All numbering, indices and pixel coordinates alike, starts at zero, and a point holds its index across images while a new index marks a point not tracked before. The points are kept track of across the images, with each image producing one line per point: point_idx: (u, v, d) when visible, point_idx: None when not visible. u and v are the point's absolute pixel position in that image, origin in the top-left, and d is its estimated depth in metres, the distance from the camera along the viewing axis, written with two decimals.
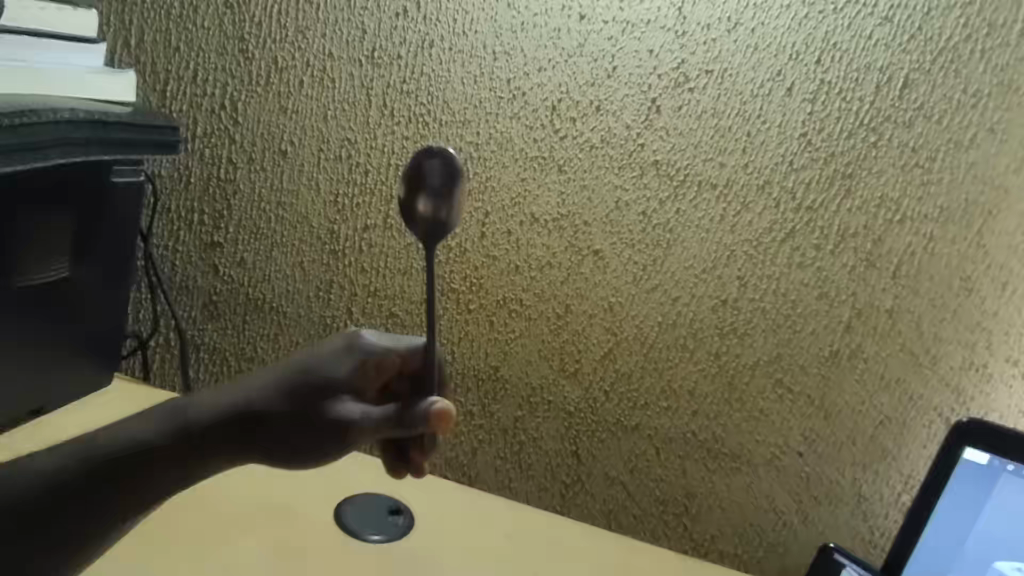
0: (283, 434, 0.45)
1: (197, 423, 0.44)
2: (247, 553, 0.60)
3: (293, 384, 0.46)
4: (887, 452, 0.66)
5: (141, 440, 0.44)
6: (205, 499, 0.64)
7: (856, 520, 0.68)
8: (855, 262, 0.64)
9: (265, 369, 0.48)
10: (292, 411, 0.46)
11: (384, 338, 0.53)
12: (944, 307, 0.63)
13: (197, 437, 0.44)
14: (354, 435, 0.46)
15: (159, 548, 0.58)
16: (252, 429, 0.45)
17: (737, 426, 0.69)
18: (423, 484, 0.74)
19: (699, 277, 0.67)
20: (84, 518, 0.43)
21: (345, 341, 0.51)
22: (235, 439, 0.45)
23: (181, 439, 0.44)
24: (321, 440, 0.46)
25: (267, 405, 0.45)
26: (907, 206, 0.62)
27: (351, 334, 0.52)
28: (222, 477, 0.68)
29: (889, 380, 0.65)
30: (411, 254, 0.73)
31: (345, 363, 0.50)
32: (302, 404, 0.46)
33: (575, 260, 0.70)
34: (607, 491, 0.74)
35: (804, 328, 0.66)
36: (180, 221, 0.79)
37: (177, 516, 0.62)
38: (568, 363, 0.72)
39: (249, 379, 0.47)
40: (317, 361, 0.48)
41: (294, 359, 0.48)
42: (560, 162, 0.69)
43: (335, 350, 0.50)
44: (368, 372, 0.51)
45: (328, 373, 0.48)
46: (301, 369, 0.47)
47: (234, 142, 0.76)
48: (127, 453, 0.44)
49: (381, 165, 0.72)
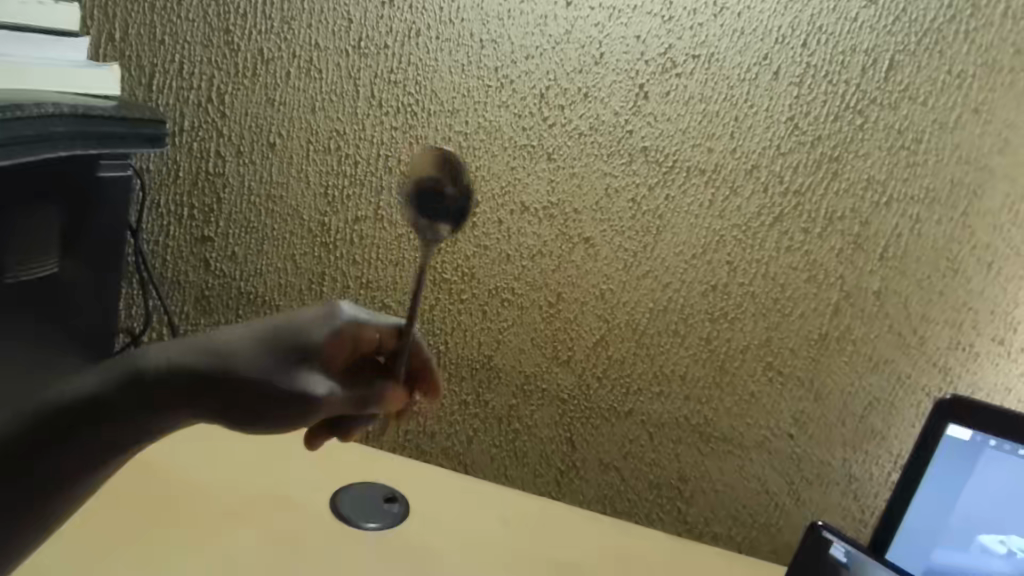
0: (248, 395, 0.43)
1: (158, 377, 0.40)
2: (220, 511, 0.63)
3: (277, 347, 0.45)
4: (876, 432, 0.68)
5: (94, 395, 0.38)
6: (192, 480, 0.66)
7: (847, 500, 0.70)
8: (843, 245, 0.64)
9: (237, 327, 0.46)
10: (275, 373, 0.44)
11: (363, 312, 0.53)
12: (931, 289, 0.64)
13: (157, 388, 0.40)
14: (320, 411, 0.47)
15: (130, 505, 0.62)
16: (215, 382, 0.42)
17: (729, 409, 0.70)
18: (421, 472, 0.75)
19: (689, 263, 0.68)
20: (32, 498, 0.37)
21: (326, 310, 0.50)
22: (194, 391, 0.41)
23: (145, 398, 0.39)
24: (297, 406, 0.45)
25: (238, 360, 0.43)
26: (893, 187, 0.63)
27: (333, 304, 0.51)
28: (183, 433, 0.72)
29: (877, 361, 0.66)
30: (402, 246, 0.73)
31: (328, 330, 0.49)
32: (277, 367, 0.45)
33: (566, 248, 0.70)
34: (602, 477, 0.75)
35: (793, 311, 0.67)
36: (170, 216, 0.78)
37: (147, 479, 0.65)
38: (561, 351, 0.73)
39: (219, 333, 0.45)
40: (300, 326, 0.48)
41: (270, 323, 0.47)
42: (550, 151, 0.69)
43: (311, 320, 0.49)
44: (344, 343, 0.50)
45: (312, 339, 0.47)
46: (286, 332, 0.47)
47: (222, 135, 0.75)
48: (89, 412, 0.38)
49: (371, 156, 0.72)
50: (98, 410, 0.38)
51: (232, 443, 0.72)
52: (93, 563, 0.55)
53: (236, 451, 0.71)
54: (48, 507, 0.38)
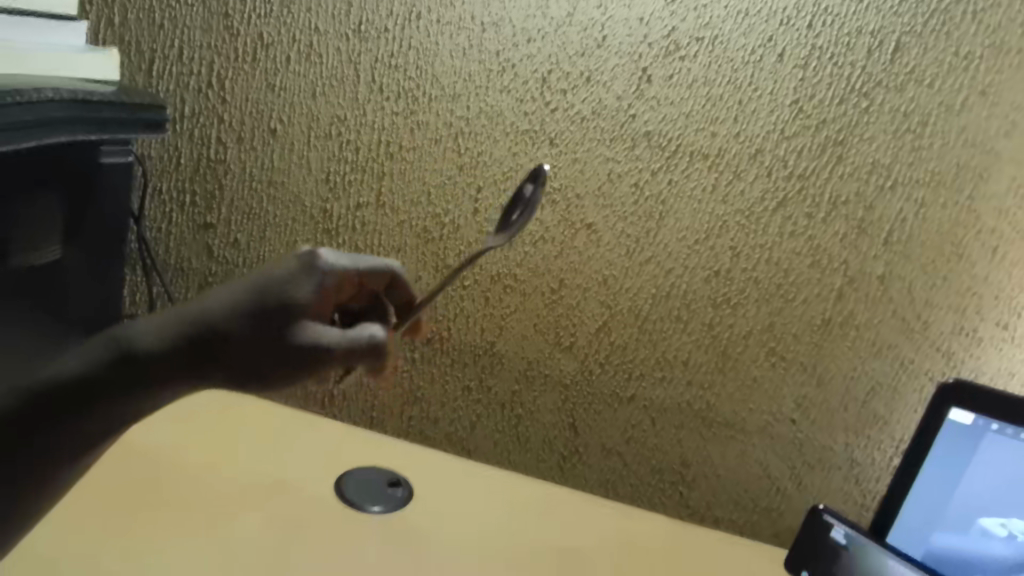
0: (241, 355, 0.39)
1: (149, 348, 0.40)
2: (220, 489, 0.62)
3: (254, 304, 0.40)
4: (879, 417, 0.68)
5: (85, 367, 0.40)
6: (190, 461, 0.64)
7: (848, 484, 0.70)
8: (847, 229, 0.64)
9: (220, 292, 0.41)
10: (256, 333, 0.40)
11: (345, 258, 0.46)
12: (936, 273, 0.64)
13: (150, 361, 0.40)
14: (329, 362, 0.41)
15: (138, 473, 0.61)
16: (217, 353, 0.40)
17: (731, 395, 0.71)
18: (424, 457, 0.75)
19: (692, 248, 0.68)
20: None
21: (302, 255, 0.44)
22: (197, 363, 0.40)
23: (135, 371, 0.39)
24: (287, 367, 0.40)
25: (229, 327, 0.39)
26: (898, 171, 0.62)
27: (309, 247, 0.45)
28: (184, 404, 0.71)
29: (881, 346, 0.67)
30: (404, 232, 0.73)
31: (306, 279, 0.42)
32: (256, 326, 0.40)
33: (568, 234, 0.70)
34: (604, 461, 0.75)
35: (796, 296, 0.67)
36: (173, 203, 0.78)
37: (156, 447, 0.64)
38: (563, 337, 0.73)
39: (203, 301, 0.41)
40: (277, 278, 0.42)
41: (250, 281, 0.41)
42: (551, 135, 0.68)
43: (290, 269, 0.42)
44: (329, 293, 0.44)
45: (290, 291, 0.41)
46: (263, 287, 0.41)
47: (222, 121, 0.75)
48: (80, 382, 0.39)
49: (372, 142, 0.72)
50: (90, 381, 0.39)
51: (233, 426, 0.71)
52: (97, 532, 0.54)
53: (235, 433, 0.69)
54: None
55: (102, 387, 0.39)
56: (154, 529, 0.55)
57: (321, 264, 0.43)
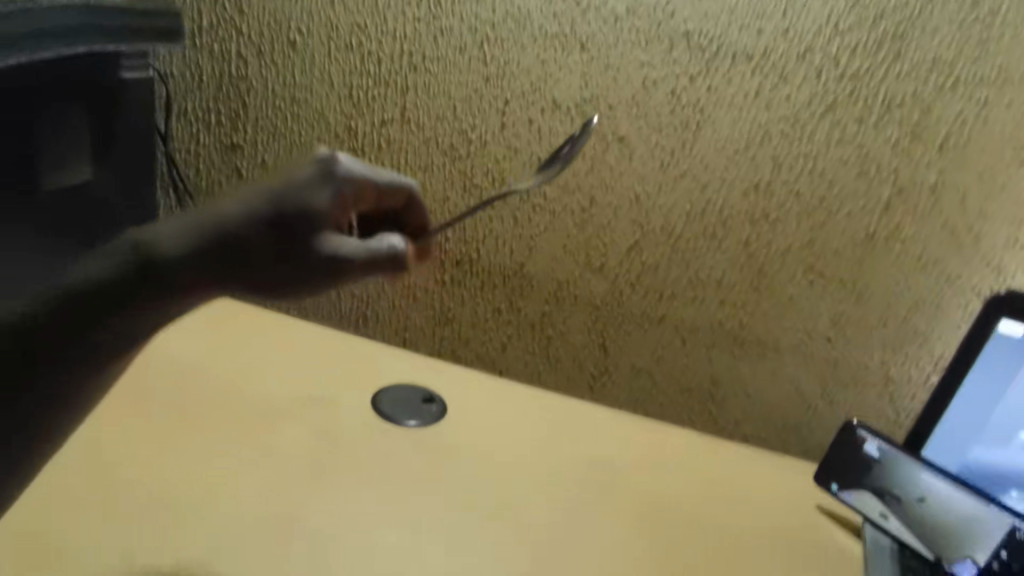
0: (263, 265, 0.39)
1: (171, 253, 0.37)
2: (262, 403, 0.63)
3: (272, 216, 0.38)
4: (919, 334, 0.66)
5: (107, 276, 0.37)
6: (233, 380, 0.65)
7: (883, 402, 0.70)
8: (899, 135, 0.61)
9: (235, 197, 0.39)
10: (277, 244, 0.39)
11: (361, 166, 0.44)
12: (992, 181, 0.61)
13: (171, 267, 0.37)
14: (353, 272, 0.41)
15: (152, 390, 0.61)
16: (240, 259, 0.38)
17: (766, 313, 0.69)
18: (458, 374, 0.75)
19: (730, 160, 0.65)
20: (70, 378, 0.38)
21: (319, 161, 0.41)
22: (217, 269, 0.38)
23: (156, 279, 0.37)
24: (313, 279, 0.40)
25: (247, 233, 0.38)
26: (961, 68, 0.59)
27: (325, 153, 0.42)
28: (225, 324, 0.72)
29: (927, 261, 0.64)
30: (431, 150, 0.72)
31: (326, 191, 0.40)
32: (275, 237, 0.39)
33: (600, 148, 0.67)
34: (634, 380, 0.75)
35: (839, 209, 0.64)
36: (197, 123, 0.76)
37: (166, 363, 0.65)
38: (594, 257, 0.72)
39: (218, 205, 0.39)
40: (294, 187, 0.40)
41: (265, 188, 0.39)
42: (583, 39, 0.64)
43: (307, 177, 0.40)
44: (347, 204, 0.42)
45: (309, 203, 0.39)
46: (280, 196, 0.39)
47: (240, 34, 0.72)
48: (100, 290, 0.37)
49: (394, 52, 0.69)
50: (109, 289, 0.37)
51: (271, 345, 0.71)
52: (126, 445, 0.55)
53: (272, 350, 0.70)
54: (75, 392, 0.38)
55: (122, 295, 0.37)
56: (197, 443, 0.57)
57: (339, 174, 0.41)
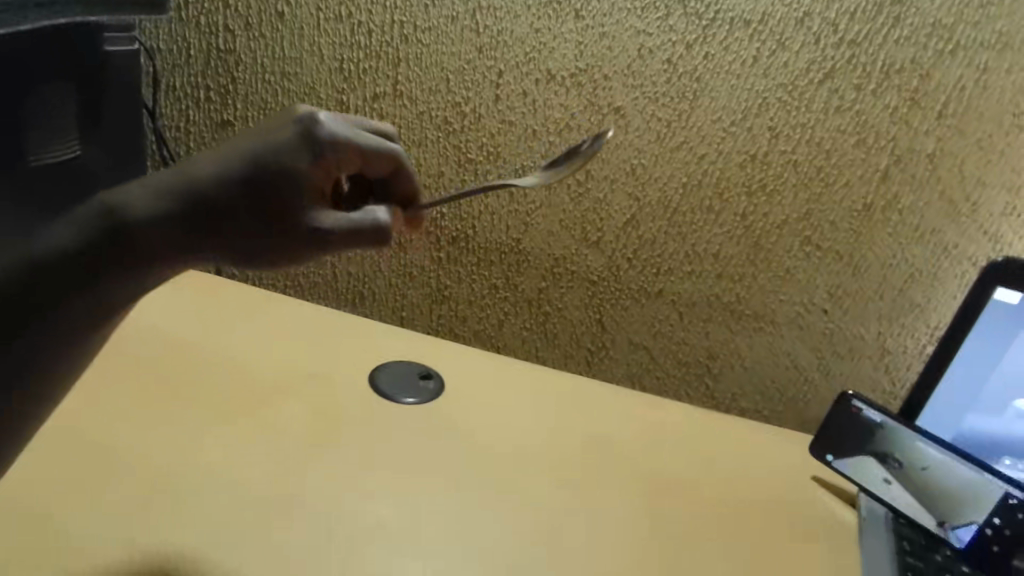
0: (239, 227, 0.38)
1: (141, 217, 0.36)
2: (261, 379, 0.63)
3: (248, 175, 0.38)
4: (916, 305, 0.66)
5: (73, 242, 0.36)
6: (231, 359, 0.65)
7: (878, 374, 0.70)
8: (898, 102, 0.61)
9: (211, 155, 0.38)
10: (256, 207, 0.38)
11: (344, 129, 0.42)
12: (991, 149, 0.61)
13: (141, 232, 0.36)
14: (333, 243, 0.40)
15: (135, 362, 0.62)
16: (213, 225, 0.37)
17: (762, 286, 0.69)
18: (455, 351, 0.74)
19: (727, 130, 0.64)
20: (62, 354, 0.37)
21: (300, 120, 0.41)
22: (188, 236, 0.37)
23: (126, 246, 0.36)
24: (293, 247, 0.39)
25: (223, 193, 0.37)
26: (961, 32, 0.58)
27: (307, 112, 0.42)
28: (227, 302, 0.72)
29: (924, 231, 0.64)
30: (424, 124, 0.71)
31: (307, 155, 0.40)
32: (255, 199, 0.38)
33: (596, 119, 0.66)
34: (631, 355, 0.75)
35: (837, 180, 0.64)
36: (186, 99, 0.75)
37: (150, 337, 0.65)
38: (591, 232, 0.71)
39: (192, 164, 0.38)
40: (275, 149, 0.39)
41: (243, 147, 0.39)
42: (577, 7, 0.63)
43: (288, 139, 0.40)
44: (329, 169, 0.41)
45: (290, 167, 0.39)
46: (260, 158, 0.38)
47: (228, 5, 0.71)
48: (66, 257, 0.35)
49: (385, 23, 0.68)
50: (77, 256, 0.35)
51: (267, 324, 0.71)
52: (111, 418, 0.55)
53: (268, 329, 0.70)
54: (64, 368, 0.38)
55: (92, 262, 0.36)
56: (194, 422, 0.57)
57: (320, 135, 0.41)
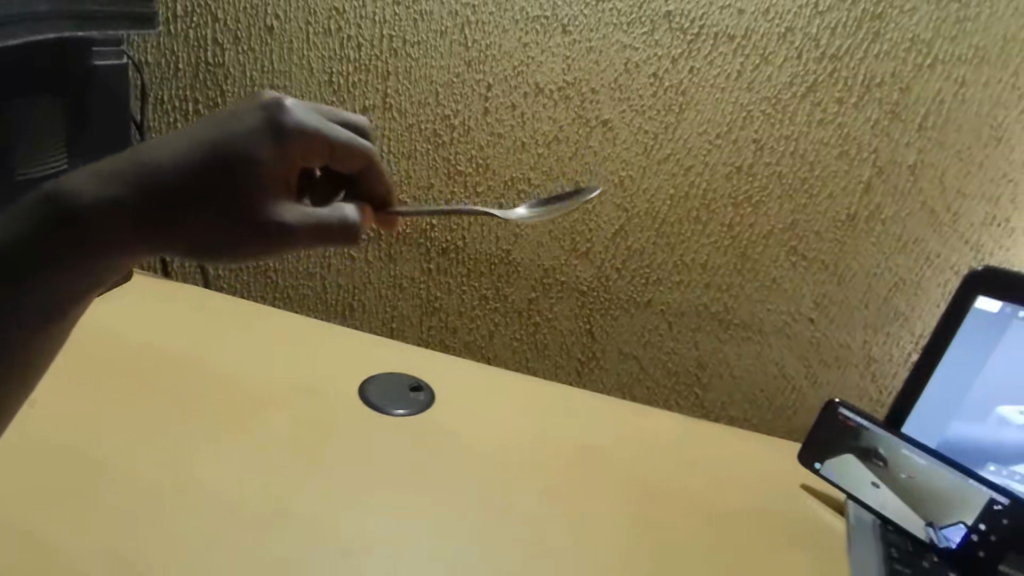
0: (196, 218, 0.36)
1: (109, 222, 0.35)
2: (254, 394, 0.63)
3: (208, 163, 0.36)
4: (900, 313, 0.67)
5: (30, 227, 0.34)
6: (222, 374, 0.64)
7: (865, 382, 0.70)
8: (879, 115, 0.62)
9: (165, 140, 0.36)
10: (215, 198, 0.36)
11: (312, 118, 0.41)
12: (970, 160, 0.62)
13: (96, 218, 0.35)
14: (299, 240, 0.37)
15: (124, 374, 0.61)
16: (171, 217, 0.35)
17: (750, 296, 0.70)
18: (443, 362, 0.74)
19: (713, 143, 0.65)
20: None
21: (265, 106, 0.39)
22: (143, 226, 0.35)
23: (83, 228, 0.35)
24: (254, 244, 0.37)
25: (180, 181, 0.35)
26: (939, 46, 0.60)
27: (274, 99, 0.40)
28: (220, 315, 0.72)
29: (907, 241, 0.65)
30: (414, 136, 0.71)
31: (272, 142, 0.38)
32: (215, 189, 0.36)
33: (584, 132, 0.67)
34: (621, 365, 0.76)
35: (821, 191, 0.65)
36: (175, 112, 0.75)
37: (132, 349, 0.65)
38: (580, 243, 0.72)
39: (149, 153, 0.36)
40: (238, 135, 0.37)
41: (201, 132, 0.37)
42: (564, 22, 0.64)
43: (253, 126, 0.38)
44: (297, 159, 0.40)
45: (255, 155, 0.37)
46: (222, 144, 0.36)
47: (217, 19, 0.71)
48: (21, 240, 0.34)
49: (374, 37, 0.68)
50: (37, 238, 0.34)
51: (258, 337, 0.70)
52: (96, 433, 0.55)
53: (258, 341, 0.70)
54: None
55: (50, 244, 0.35)
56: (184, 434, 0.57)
57: (285, 121, 0.39)
